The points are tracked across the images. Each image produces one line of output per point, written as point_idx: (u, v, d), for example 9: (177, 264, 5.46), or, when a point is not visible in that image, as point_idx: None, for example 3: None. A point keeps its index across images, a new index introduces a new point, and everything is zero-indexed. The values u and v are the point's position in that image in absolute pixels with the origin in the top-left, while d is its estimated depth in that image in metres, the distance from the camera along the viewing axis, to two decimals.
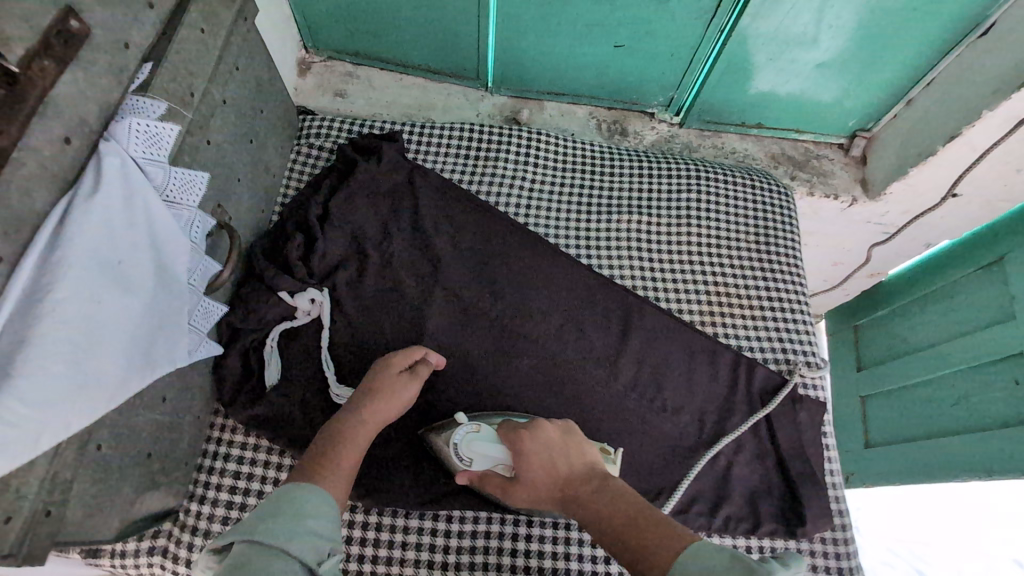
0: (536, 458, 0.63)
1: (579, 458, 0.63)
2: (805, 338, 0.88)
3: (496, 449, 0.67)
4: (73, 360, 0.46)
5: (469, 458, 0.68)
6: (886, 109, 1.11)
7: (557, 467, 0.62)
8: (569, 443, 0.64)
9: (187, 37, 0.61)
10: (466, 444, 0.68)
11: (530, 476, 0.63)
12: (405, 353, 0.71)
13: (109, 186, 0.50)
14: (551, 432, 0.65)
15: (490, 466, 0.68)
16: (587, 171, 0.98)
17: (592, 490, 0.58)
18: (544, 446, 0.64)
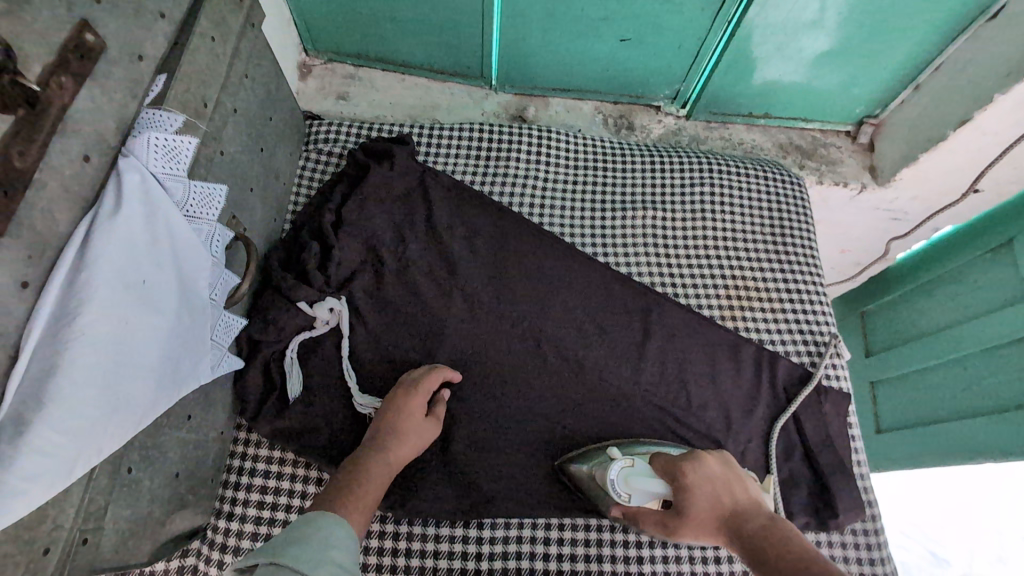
0: (699, 492, 0.64)
1: (744, 495, 0.63)
2: (826, 330, 0.87)
3: (655, 483, 0.66)
4: (104, 384, 0.45)
5: (627, 493, 0.67)
6: (893, 95, 1.10)
7: (722, 503, 0.62)
8: (735, 480, 0.65)
9: (198, 47, 0.59)
10: (622, 478, 0.67)
11: (695, 508, 0.63)
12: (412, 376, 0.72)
13: (131, 203, 0.48)
14: (711, 464, 0.66)
15: (647, 501, 0.66)
16: (599, 168, 0.97)
17: (760, 523, 0.59)
18: (706, 479, 0.65)
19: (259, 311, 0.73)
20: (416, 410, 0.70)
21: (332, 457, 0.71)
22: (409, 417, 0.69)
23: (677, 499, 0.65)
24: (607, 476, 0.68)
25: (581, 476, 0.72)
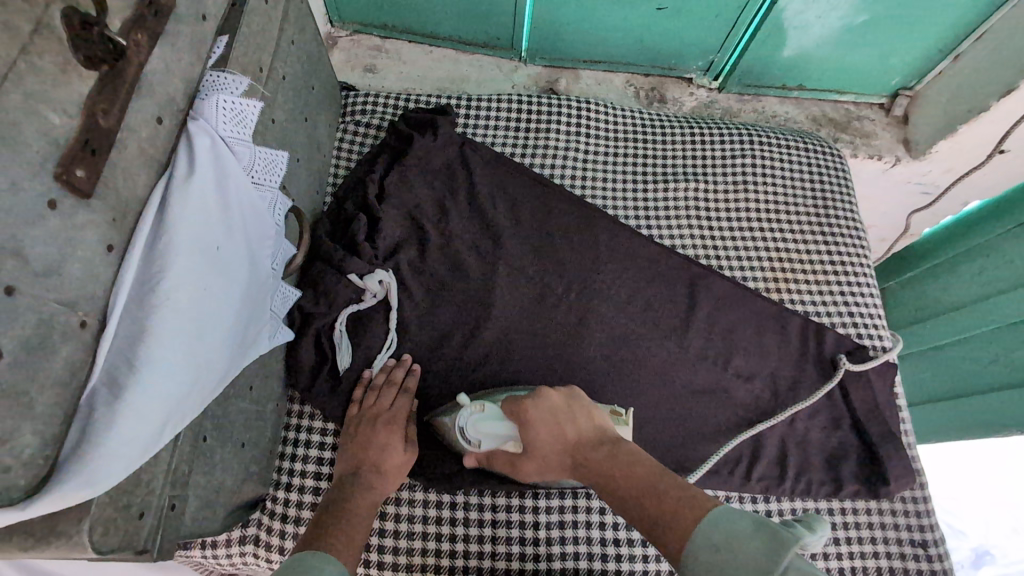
0: (545, 430, 0.63)
1: (586, 426, 0.64)
2: (871, 302, 0.87)
3: (503, 428, 0.66)
4: (189, 350, 0.44)
5: (476, 439, 0.67)
6: (930, 66, 1.09)
7: (567, 436, 0.62)
8: (575, 410, 0.64)
9: (254, 9, 0.58)
10: (470, 424, 0.67)
11: (541, 447, 0.63)
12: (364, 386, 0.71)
13: (203, 168, 0.47)
14: (554, 401, 0.65)
15: (497, 445, 0.67)
16: (638, 140, 0.96)
17: (604, 456, 0.60)
18: (548, 414, 0.64)
19: (310, 283, 0.72)
20: (398, 434, 0.68)
21: None
22: (389, 441, 0.67)
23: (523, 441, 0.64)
24: (457, 424, 0.68)
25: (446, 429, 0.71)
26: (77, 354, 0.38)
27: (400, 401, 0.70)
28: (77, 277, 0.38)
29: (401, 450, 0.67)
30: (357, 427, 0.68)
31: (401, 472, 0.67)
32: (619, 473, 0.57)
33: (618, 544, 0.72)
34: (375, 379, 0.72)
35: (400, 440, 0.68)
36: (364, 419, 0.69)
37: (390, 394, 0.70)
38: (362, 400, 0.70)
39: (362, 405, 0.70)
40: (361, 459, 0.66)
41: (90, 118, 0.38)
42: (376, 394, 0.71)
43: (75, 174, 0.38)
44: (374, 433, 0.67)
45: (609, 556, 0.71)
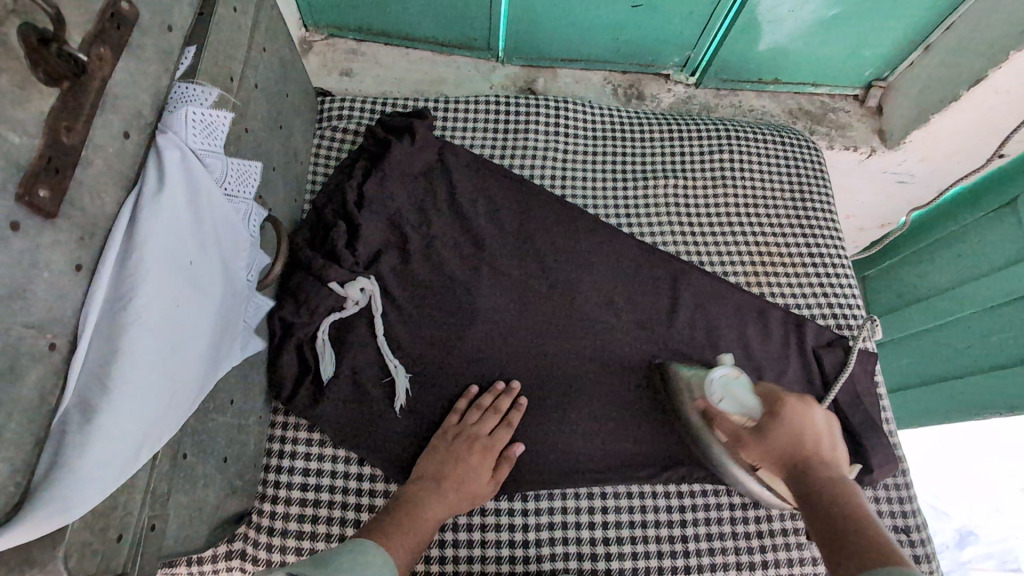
0: (791, 427, 0.61)
1: (829, 452, 0.60)
2: (849, 292, 0.89)
3: (751, 400, 0.67)
4: (163, 369, 0.44)
5: (721, 395, 0.69)
6: (903, 57, 1.11)
7: (806, 445, 0.60)
8: (828, 436, 0.61)
9: (223, 17, 0.57)
10: (722, 382, 0.69)
11: (776, 437, 0.61)
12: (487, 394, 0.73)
13: (173, 181, 0.47)
14: (816, 416, 0.63)
15: (737, 411, 0.67)
16: (617, 138, 0.96)
17: (826, 476, 0.56)
18: (802, 421, 0.62)
19: (290, 292, 0.72)
20: (485, 461, 0.69)
21: (370, 438, 0.71)
22: (478, 464, 0.69)
23: (764, 424, 0.63)
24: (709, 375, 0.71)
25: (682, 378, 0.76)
26: (47, 377, 0.38)
27: (501, 431, 0.71)
28: (44, 300, 0.37)
29: (482, 474, 0.69)
30: (453, 440, 0.70)
31: (470, 496, 0.68)
32: (829, 488, 0.55)
33: (607, 544, 0.72)
34: (481, 398, 0.73)
35: (486, 467, 0.69)
36: (463, 437, 0.70)
37: (492, 420, 0.71)
38: (464, 411, 0.72)
39: (463, 418, 0.72)
40: (445, 475, 0.67)
41: (53, 136, 0.38)
42: (481, 414, 0.72)
43: (39, 194, 0.37)
44: (466, 455, 0.69)
45: (599, 555, 0.72)
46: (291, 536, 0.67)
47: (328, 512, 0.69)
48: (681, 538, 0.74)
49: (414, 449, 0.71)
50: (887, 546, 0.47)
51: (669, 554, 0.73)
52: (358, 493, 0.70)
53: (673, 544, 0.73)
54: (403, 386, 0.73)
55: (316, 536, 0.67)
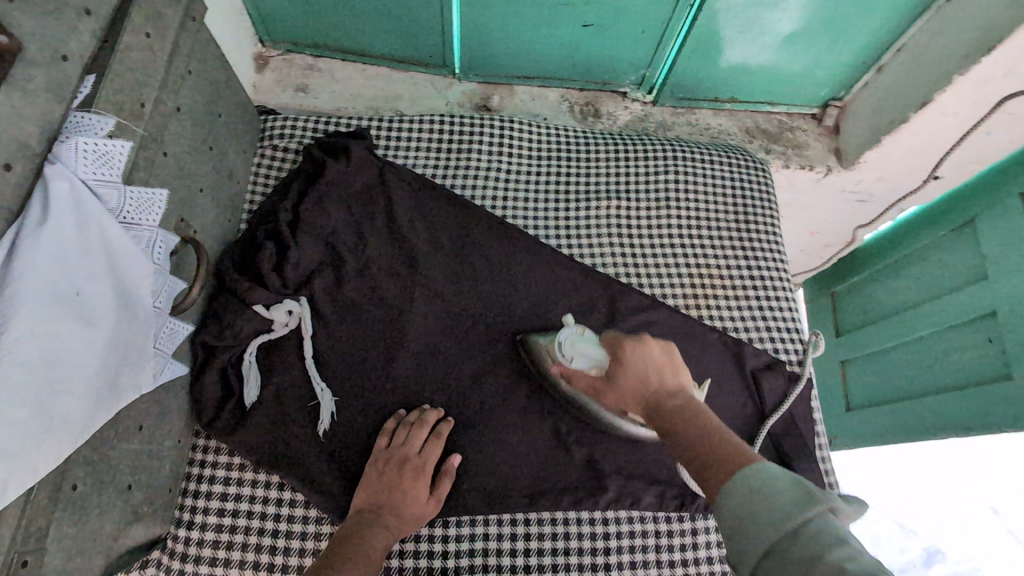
0: (635, 369, 0.68)
1: (672, 379, 0.65)
2: (789, 316, 0.88)
3: (597, 351, 0.76)
4: (36, 403, 0.43)
5: (571, 354, 0.77)
6: (857, 77, 1.11)
7: (649, 382, 0.65)
8: (669, 368, 0.66)
9: (131, 43, 0.57)
10: (570, 340, 0.78)
11: (625, 384, 0.67)
12: (412, 413, 0.73)
13: (60, 213, 0.46)
14: (653, 351, 0.69)
15: (587, 366, 0.76)
16: (563, 158, 0.96)
17: (676, 402, 0.60)
18: (644, 359, 0.68)
19: (213, 315, 0.72)
20: (421, 482, 0.69)
21: (291, 463, 0.70)
22: (413, 486, 0.69)
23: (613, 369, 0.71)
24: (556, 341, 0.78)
25: (539, 350, 0.79)
26: None
27: (432, 447, 0.71)
28: None
29: (421, 496, 0.69)
30: (384, 466, 0.69)
31: (412, 521, 0.68)
32: (671, 410, 0.59)
33: (528, 571, 0.72)
34: (408, 417, 0.73)
35: (424, 487, 0.69)
36: (394, 460, 0.70)
37: (420, 438, 0.71)
38: (392, 434, 0.72)
39: (392, 440, 0.71)
40: (383, 501, 0.67)
41: None
42: (408, 432, 0.71)
43: None
44: (399, 477, 0.68)
45: None
46: (204, 563, 0.67)
47: (244, 538, 0.68)
48: (603, 566, 0.74)
49: (335, 474, 0.71)
50: (732, 446, 0.52)
51: None
52: (276, 520, 0.70)
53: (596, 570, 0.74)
54: (328, 410, 0.72)
55: (230, 562, 0.67)
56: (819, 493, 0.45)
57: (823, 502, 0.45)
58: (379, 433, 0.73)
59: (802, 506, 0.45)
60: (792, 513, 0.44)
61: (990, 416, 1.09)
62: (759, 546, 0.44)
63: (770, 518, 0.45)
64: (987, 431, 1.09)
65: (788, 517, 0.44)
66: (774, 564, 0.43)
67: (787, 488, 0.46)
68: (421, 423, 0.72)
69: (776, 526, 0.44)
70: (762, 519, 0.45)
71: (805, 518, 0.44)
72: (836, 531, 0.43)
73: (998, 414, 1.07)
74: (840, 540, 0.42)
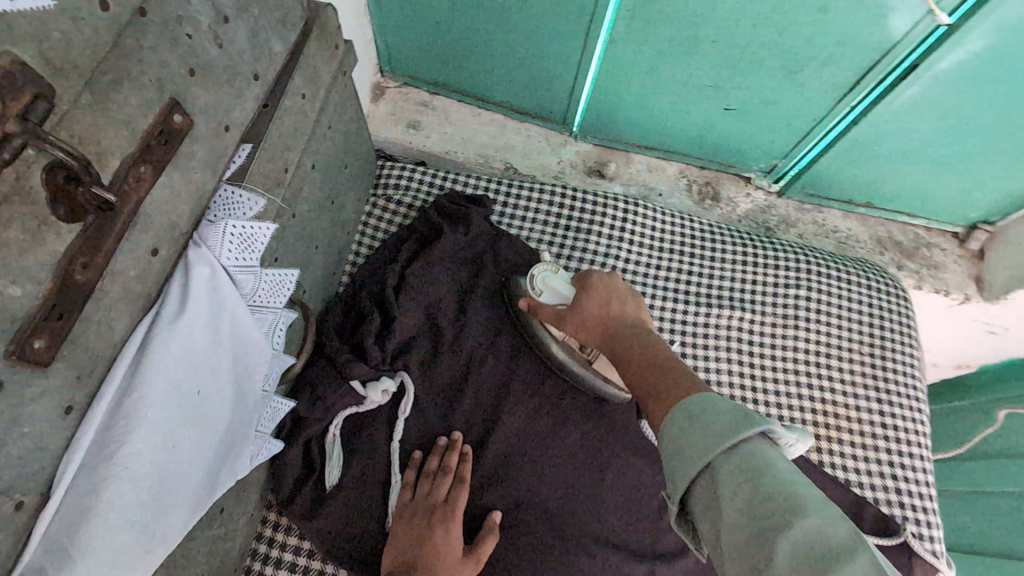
0: (597, 303, 0.63)
1: (635, 313, 0.62)
2: (923, 480, 0.77)
3: (567, 288, 0.70)
4: (142, 525, 0.39)
5: (540, 289, 0.70)
6: (1018, 205, 0.99)
7: (611, 313, 0.62)
8: (632, 298, 0.63)
9: (289, 107, 0.53)
10: (541, 275, 0.71)
11: (584, 314, 0.63)
12: (432, 456, 0.67)
13: (196, 309, 0.42)
14: (616, 285, 0.63)
15: (554, 300, 0.69)
16: (685, 253, 0.88)
17: (630, 342, 0.59)
18: (603, 292, 0.63)
19: (308, 382, 0.67)
20: (454, 538, 0.63)
21: (364, 561, 0.64)
22: (445, 542, 0.62)
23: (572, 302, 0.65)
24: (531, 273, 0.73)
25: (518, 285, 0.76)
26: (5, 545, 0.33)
27: (457, 493, 0.65)
28: (17, 458, 0.33)
29: (456, 550, 0.62)
30: (410, 520, 0.63)
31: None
32: (630, 349, 0.58)
33: None
34: (428, 462, 0.67)
35: (457, 539, 0.63)
36: (421, 509, 0.64)
37: (444, 484, 0.65)
38: (415, 485, 0.66)
39: (415, 493, 0.66)
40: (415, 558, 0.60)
41: (64, 279, 0.33)
42: (431, 483, 0.66)
43: (34, 346, 0.32)
44: (430, 529, 0.62)
45: None
46: None
47: None
48: None
49: None
50: (691, 380, 0.50)
51: None
52: None
53: None
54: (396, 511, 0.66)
55: None
56: (749, 415, 0.42)
57: (757, 424, 0.42)
58: (399, 483, 0.67)
59: (731, 427, 0.42)
60: (718, 438, 0.42)
61: None
62: (687, 472, 0.42)
63: (694, 448, 0.42)
64: None
65: (714, 442, 0.41)
66: (704, 484, 0.42)
67: (723, 409, 0.44)
68: (444, 468, 0.67)
69: (696, 444, 0.42)
70: (690, 447, 0.43)
71: (733, 442, 0.41)
72: (765, 457, 0.40)
73: None
74: (846, 565, 0.34)
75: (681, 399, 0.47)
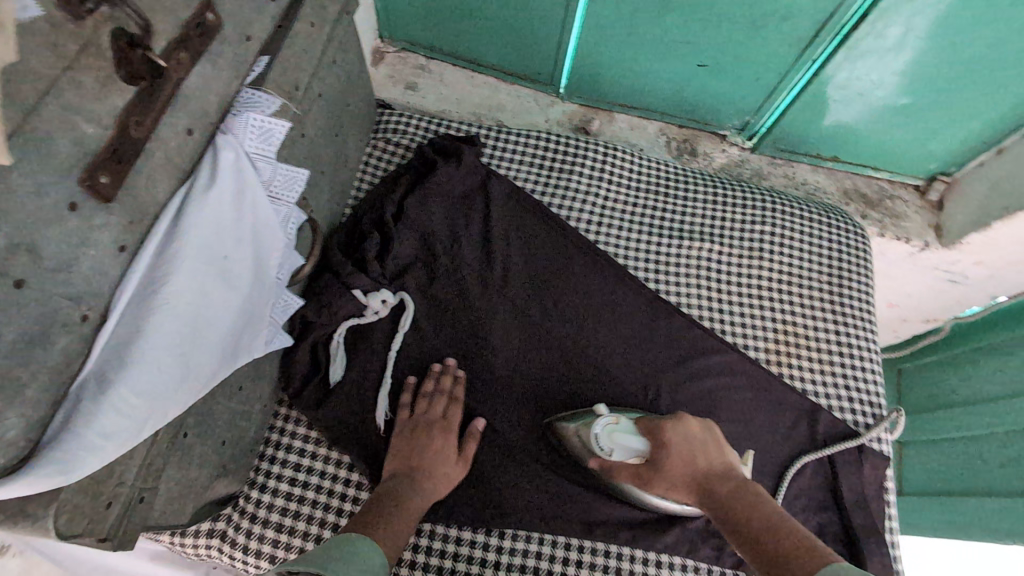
0: (683, 452, 0.66)
1: (719, 456, 0.66)
2: (873, 390, 0.85)
3: (638, 441, 0.68)
4: (181, 354, 0.47)
5: (609, 448, 0.68)
6: (971, 155, 1.07)
7: (698, 460, 0.65)
8: (712, 444, 0.66)
9: (299, 31, 0.61)
10: (608, 429, 0.69)
11: (670, 466, 0.65)
12: (427, 381, 0.75)
13: (224, 185, 0.50)
14: (692, 428, 0.68)
15: (627, 457, 0.68)
16: (659, 193, 0.96)
17: (733, 497, 0.60)
18: (683, 438, 0.67)
19: (315, 292, 0.75)
20: (450, 448, 0.71)
21: (362, 446, 0.73)
22: (442, 450, 0.70)
23: (657, 457, 0.66)
24: (590, 431, 0.70)
25: (568, 436, 0.73)
26: (74, 345, 0.40)
27: (454, 410, 0.73)
28: (85, 274, 0.40)
29: (451, 457, 0.70)
30: (412, 431, 0.71)
31: (446, 480, 0.69)
32: (736, 506, 0.59)
33: None
34: (425, 385, 0.74)
35: (451, 447, 0.71)
36: (420, 423, 0.72)
37: (441, 405, 0.73)
38: (415, 403, 0.73)
39: (413, 410, 0.73)
40: (416, 463, 0.68)
41: (122, 129, 0.41)
42: (431, 403, 0.73)
43: (99, 179, 0.40)
44: (428, 440, 0.70)
45: None
46: (270, 527, 0.70)
47: (309, 511, 0.71)
48: None
49: None
50: (815, 547, 0.51)
51: None
52: (342, 500, 0.72)
53: None
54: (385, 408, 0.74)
55: (295, 531, 0.70)
56: None
57: None
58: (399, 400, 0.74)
59: None
60: None
61: None
62: None
63: None
64: None
65: None
66: None
67: None
68: (441, 391, 0.74)
69: None
70: None
71: None
72: None
73: None
74: None
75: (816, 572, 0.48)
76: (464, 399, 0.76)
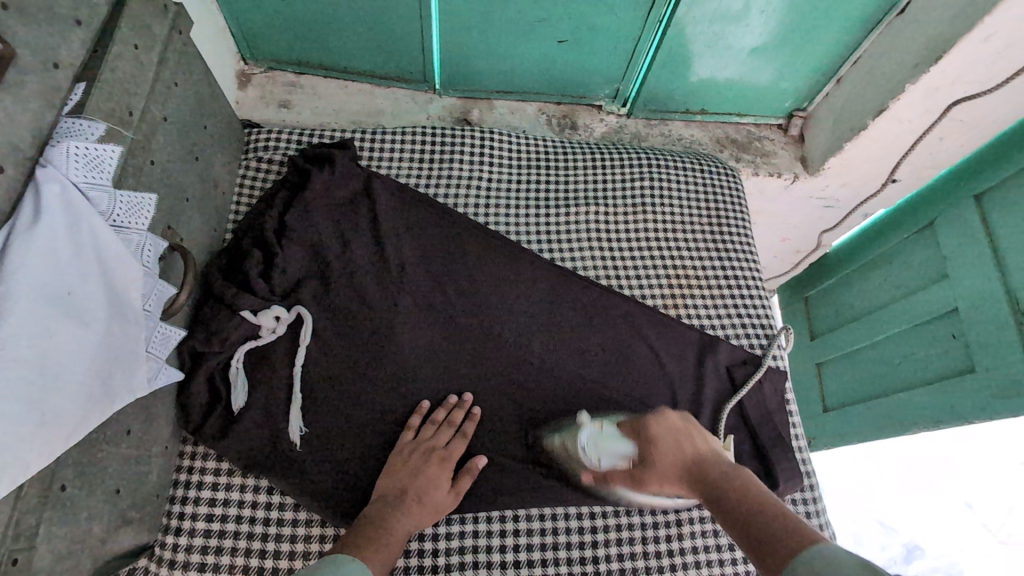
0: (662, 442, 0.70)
1: (704, 444, 0.69)
2: (762, 313, 0.92)
3: (623, 444, 0.73)
4: (30, 401, 0.44)
5: (598, 457, 0.73)
6: (818, 88, 1.17)
7: (684, 447, 0.68)
8: (694, 433, 0.70)
9: (119, 55, 0.58)
10: (592, 442, 0.74)
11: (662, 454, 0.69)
12: (442, 408, 0.76)
13: (53, 218, 0.47)
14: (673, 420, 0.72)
15: (616, 463, 0.72)
16: (541, 167, 0.98)
17: (731, 483, 0.61)
18: (666, 429, 0.71)
19: (202, 322, 0.73)
20: (444, 473, 0.71)
21: (279, 467, 0.71)
22: (437, 475, 0.70)
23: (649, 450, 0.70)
24: (579, 444, 0.75)
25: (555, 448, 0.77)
26: None
27: (457, 443, 0.73)
28: None
29: (443, 487, 0.70)
30: (408, 457, 0.71)
31: (433, 511, 0.68)
32: (724, 498, 0.60)
33: (515, 566, 0.72)
34: (436, 413, 0.75)
35: (445, 478, 0.70)
36: (420, 449, 0.72)
37: (447, 432, 0.73)
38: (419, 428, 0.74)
39: (418, 434, 0.73)
40: (407, 487, 0.68)
41: None
42: (434, 431, 0.74)
43: None
44: (425, 464, 0.70)
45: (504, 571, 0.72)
46: (192, 568, 0.67)
47: (232, 543, 0.69)
48: (592, 548, 0.75)
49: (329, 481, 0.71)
50: (801, 526, 0.53)
51: (579, 561, 0.74)
52: (266, 525, 0.70)
53: (586, 549, 0.74)
54: (296, 424, 0.72)
55: (219, 566, 0.67)
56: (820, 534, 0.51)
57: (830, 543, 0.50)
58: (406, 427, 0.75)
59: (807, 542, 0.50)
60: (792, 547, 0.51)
61: (955, 411, 1.09)
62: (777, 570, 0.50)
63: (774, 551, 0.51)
64: (956, 424, 1.09)
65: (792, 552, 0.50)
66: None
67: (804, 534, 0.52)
68: (450, 420, 0.75)
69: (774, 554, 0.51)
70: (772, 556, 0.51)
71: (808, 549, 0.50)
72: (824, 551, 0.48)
73: (963, 408, 1.07)
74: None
75: (800, 545, 0.50)
76: (473, 433, 0.76)
